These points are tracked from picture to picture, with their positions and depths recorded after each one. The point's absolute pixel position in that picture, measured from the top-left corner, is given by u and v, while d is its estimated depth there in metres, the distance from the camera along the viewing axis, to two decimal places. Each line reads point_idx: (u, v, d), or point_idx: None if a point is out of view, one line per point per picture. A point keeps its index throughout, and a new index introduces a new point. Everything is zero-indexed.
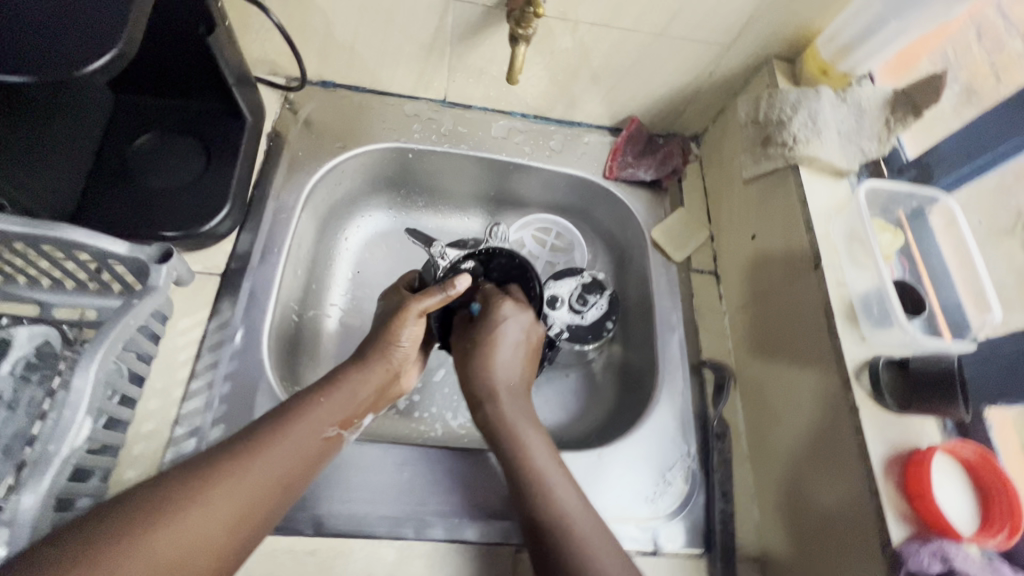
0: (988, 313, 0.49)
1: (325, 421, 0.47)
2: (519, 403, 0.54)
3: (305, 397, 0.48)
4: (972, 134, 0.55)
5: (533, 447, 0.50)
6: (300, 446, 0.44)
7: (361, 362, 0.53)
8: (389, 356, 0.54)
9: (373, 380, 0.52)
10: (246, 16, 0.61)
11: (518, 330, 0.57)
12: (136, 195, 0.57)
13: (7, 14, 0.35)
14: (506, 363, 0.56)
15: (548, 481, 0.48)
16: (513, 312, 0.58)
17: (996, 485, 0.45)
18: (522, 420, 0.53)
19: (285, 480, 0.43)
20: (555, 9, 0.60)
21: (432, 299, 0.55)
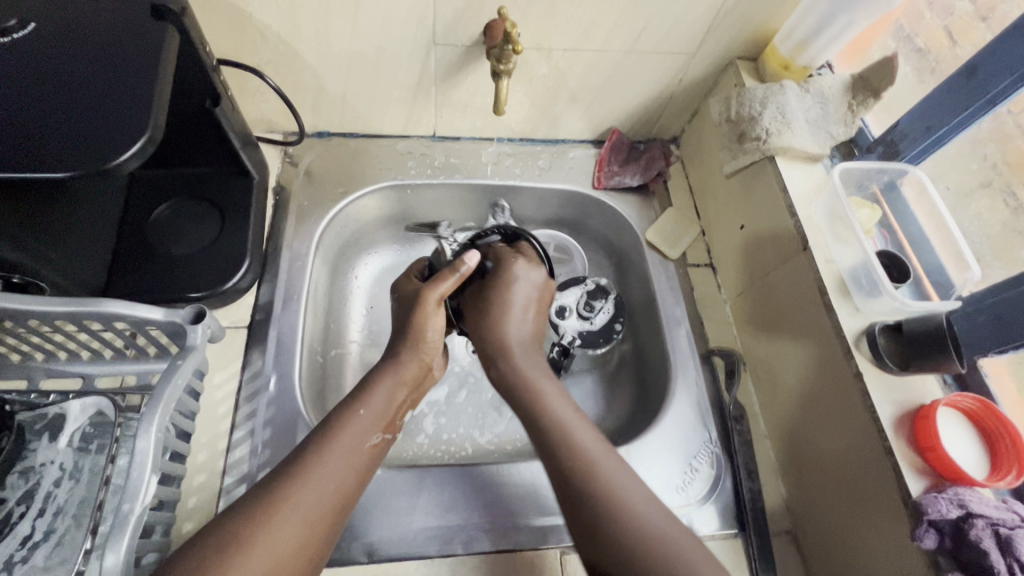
0: (968, 272, 0.54)
1: (370, 429, 0.49)
2: (532, 359, 0.56)
3: (345, 409, 0.50)
4: (928, 109, 0.60)
5: (554, 403, 0.51)
6: (351, 457, 0.47)
7: (394, 362, 0.55)
8: (421, 347, 0.56)
9: (407, 379, 0.54)
10: (243, 82, 0.65)
11: (531, 283, 0.58)
12: (160, 262, 0.60)
13: (45, 119, 0.38)
14: (519, 322, 0.57)
15: (575, 436, 0.48)
16: (525, 271, 0.58)
17: (998, 427, 0.48)
18: (541, 379, 0.54)
19: (343, 492, 0.45)
20: (530, 40, 0.64)
21: (448, 282, 0.57)
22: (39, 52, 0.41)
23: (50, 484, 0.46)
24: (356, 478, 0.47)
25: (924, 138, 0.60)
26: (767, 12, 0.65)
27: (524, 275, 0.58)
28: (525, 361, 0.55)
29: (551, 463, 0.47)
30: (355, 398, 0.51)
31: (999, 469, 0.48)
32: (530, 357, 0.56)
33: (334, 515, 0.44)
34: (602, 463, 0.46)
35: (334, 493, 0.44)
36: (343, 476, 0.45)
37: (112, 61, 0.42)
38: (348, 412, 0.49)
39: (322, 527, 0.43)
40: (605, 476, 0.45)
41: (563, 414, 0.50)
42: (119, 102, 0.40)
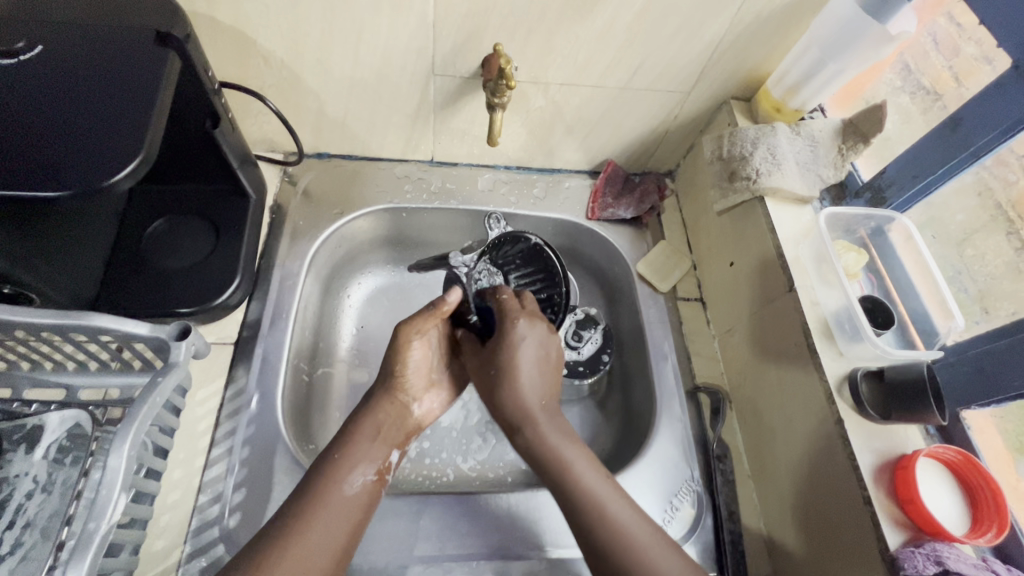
0: (952, 321, 0.55)
1: (353, 471, 0.49)
2: (555, 423, 0.52)
3: (325, 458, 0.50)
4: (914, 159, 0.61)
5: (581, 469, 0.49)
6: (338, 510, 0.47)
7: (369, 404, 0.54)
8: (394, 389, 0.56)
9: (386, 420, 0.54)
10: (247, 104, 0.67)
11: (538, 343, 0.54)
12: (153, 277, 0.61)
13: (46, 139, 0.39)
14: (533, 384, 0.52)
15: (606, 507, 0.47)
16: (528, 330, 0.54)
17: (980, 481, 0.48)
18: (565, 442, 0.51)
19: (336, 553, 0.45)
20: (526, 74, 0.66)
21: (422, 317, 0.54)
22: (44, 73, 0.42)
23: (22, 496, 0.46)
24: (348, 524, 0.47)
25: (911, 186, 0.61)
26: (760, 56, 0.66)
27: (527, 331, 0.54)
28: (547, 424, 0.51)
29: (590, 540, 0.46)
30: (336, 443, 0.51)
31: (979, 526, 0.47)
32: (554, 419, 0.52)
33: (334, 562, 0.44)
34: (644, 538, 0.45)
35: (328, 546, 0.44)
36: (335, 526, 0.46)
37: (114, 84, 0.43)
38: (325, 461, 0.49)
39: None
40: (647, 560, 0.44)
41: (594, 483, 0.48)
42: (117, 122, 0.41)
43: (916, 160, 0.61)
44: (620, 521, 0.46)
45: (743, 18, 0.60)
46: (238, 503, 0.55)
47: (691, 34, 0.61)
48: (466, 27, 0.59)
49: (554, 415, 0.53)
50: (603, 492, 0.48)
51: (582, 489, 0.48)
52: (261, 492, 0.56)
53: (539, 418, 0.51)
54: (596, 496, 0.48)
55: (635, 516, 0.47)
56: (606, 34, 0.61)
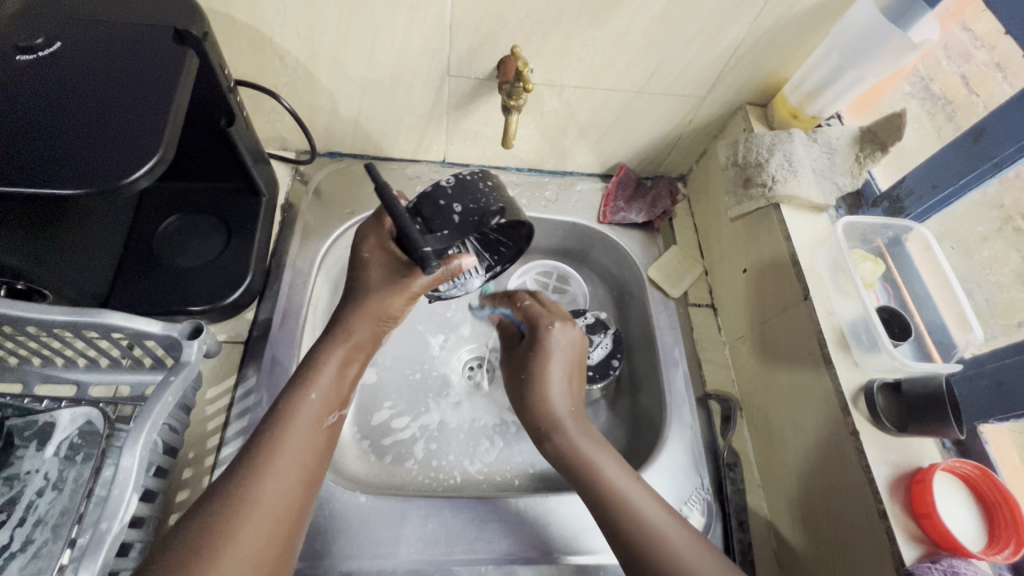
0: (970, 333, 0.54)
1: (321, 408, 0.49)
2: (582, 426, 0.54)
3: (292, 394, 0.48)
4: (933, 168, 0.61)
5: (609, 470, 0.50)
6: (306, 442, 0.47)
7: (343, 331, 0.51)
8: (379, 319, 0.53)
9: (355, 347, 0.52)
10: (260, 102, 0.67)
11: (570, 349, 0.57)
12: (164, 274, 0.61)
13: (63, 136, 0.39)
14: (562, 394, 0.55)
15: (602, 468, 0.50)
16: (561, 335, 0.57)
17: (997, 495, 0.48)
18: (593, 446, 0.52)
19: (304, 478, 0.46)
20: (541, 77, 0.65)
21: (429, 278, 0.52)
22: (64, 68, 0.42)
23: (33, 493, 0.46)
24: (316, 457, 0.47)
25: (930, 196, 0.61)
26: (777, 62, 0.66)
27: (561, 331, 0.57)
28: (577, 432, 0.53)
29: (611, 528, 0.48)
30: (303, 378, 0.49)
31: (996, 542, 0.47)
32: (583, 425, 0.54)
33: (303, 491, 0.45)
34: (628, 486, 0.49)
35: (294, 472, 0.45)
36: (302, 457, 0.46)
37: (133, 81, 0.43)
38: (297, 394, 0.48)
39: (295, 500, 0.45)
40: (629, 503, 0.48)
41: (616, 475, 0.50)
42: (134, 119, 0.41)
43: (936, 169, 0.60)
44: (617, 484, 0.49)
45: (762, 23, 0.60)
46: None
47: (709, 38, 0.61)
48: (483, 28, 0.58)
49: (582, 418, 0.55)
50: (613, 470, 0.50)
51: (622, 501, 0.48)
52: None
53: (567, 423, 0.54)
54: (618, 488, 0.49)
55: (671, 520, 0.47)
56: (624, 37, 0.60)
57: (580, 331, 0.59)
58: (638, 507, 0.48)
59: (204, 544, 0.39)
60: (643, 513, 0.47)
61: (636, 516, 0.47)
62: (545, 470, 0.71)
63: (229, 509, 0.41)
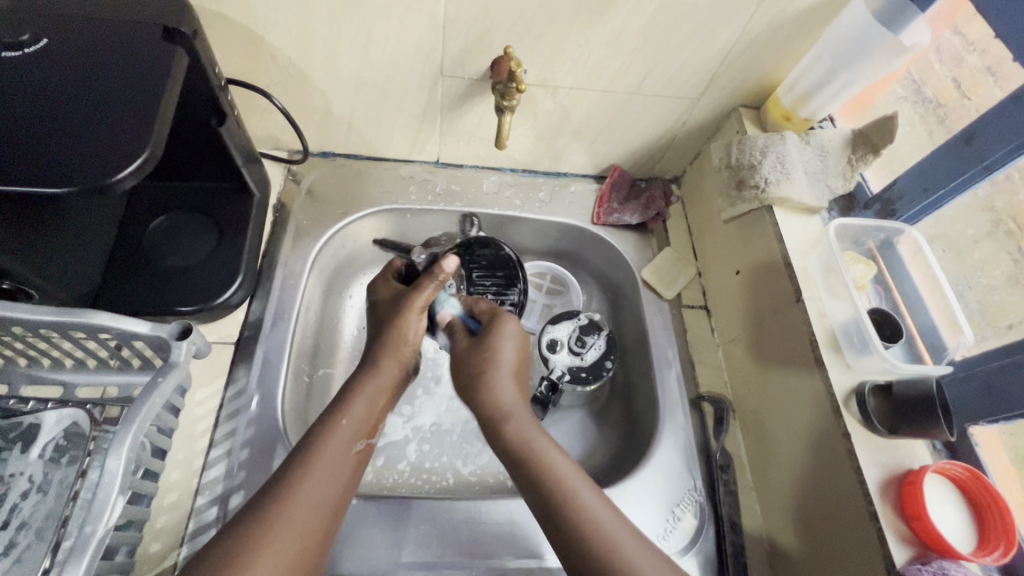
0: (961, 336, 0.55)
1: (352, 435, 0.51)
2: (524, 420, 0.55)
3: (325, 421, 0.51)
4: (926, 171, 0.61)
5: (557, 460, 0.51)
6: (335, 465, 0.48)
7: (373, 367, 0.57)
8: (400, 351, 0.59)
9: (385, 384, 0.56)
10: (252, 101, 0.66)
11: (514, 349, 0.60)
12: (154, 274, 0.60)
13: (49, 135, 0.39)
14: (509, 388, 0.57)
15: (548, 462, 0.51)
16: (506, 333, 0.61)
17: (987, 498, 0.48)
18: (546, 445, 0.52)
19: (335, 501, 0.47)
20: (535, 77, 0.65)
21: (427, 290, 0.60)
22: (51, 66, 0.42)
23: (17, 496, 0.46)
24: (346, 482, 0.49)
25: (920, 200, 0.61)
26: (770, 65, 0.66)
27: (507, 335, 0.61)
28: (520, 426, 0.54)
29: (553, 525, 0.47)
30: (337, 408, 0.52)
31: (986, 544, 0.47)
32: (527, 418, 0.55)
33: (331, 515, 0.46)
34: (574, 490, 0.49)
35: (322, 496, 0.46)
36: (331, 481, 0.47)
37: (121, 80, 0.42)
38: (330, 422, 0.51)
39: (322, 524, 0.45)
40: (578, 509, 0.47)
41: (564, 470, 0.50)
42: (122, 116, 0.41)
43: (926, 172, 0.61)
44: (563, 483, 0.49)
45: (754, 26, 0.60)
46: (237, 506, 0.54)
47: (702, 41, 0.61)
48: (476, 28, 0.58)
49: (527, 415, 0.56)
50: (570, 482, 0.49)
51: (572, 498, 0.48)
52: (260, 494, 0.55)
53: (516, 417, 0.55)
54: (560, 482, 0.49)
55: (615, 519, 0.47)
56: (618, 38, 0.60)
57: (524, 329, 0.63)
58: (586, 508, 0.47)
59: (226, 560, 0.40)
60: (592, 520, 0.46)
61: (581, 513, 0.47)
62: None
63: (261, 522, 0.43)
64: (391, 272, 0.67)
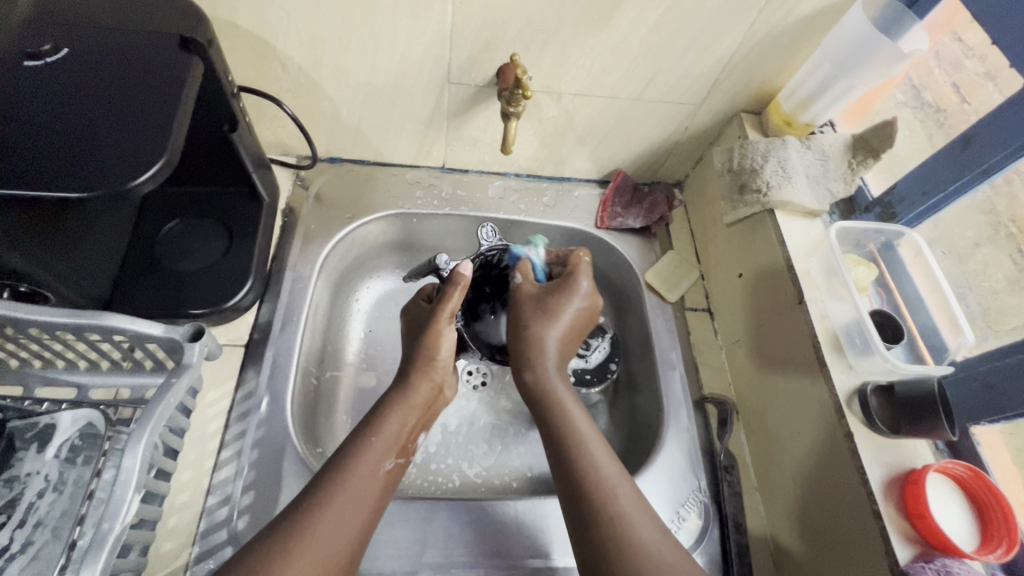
0: (962, 336, 0.56)
1: (383, 455, 0.51)
2: (565, 380, 0.56)
3: (357, 440, 0.51)
4: (924, 175, 0.62)
5: (578, 421, 0.53)
6: (364, 486, 0.48)
7: (405, 388, 0.57)
8: (431, 369, 0.58)
9: (415, 404, 0.56)
10: (262, 107, 0.67)
11: (579, 309, 0.58)
12: (166, 277, 0.61)
13: (69, 142, 0.40)
14: (558, 338, 0.57)
15: (574, 423, 0.52)
16: (585, 291, 0.59)
17: (989, 496, 0.48)
18: (575, 408, 0.54)
19: (363, 524, 0.47)
20: (540, 84, 0.66)
21: (454, 300, 0.59)
22: (72, 76, 0.43)
23: (33, 495, 0.47)
24: (370, 505, 0.48)
25: (921, 202, 0.62)
26: (770, 72, 0.67)
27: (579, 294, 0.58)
28: (558, 383, 0.55)
29: (570, 478, 0.49)
30: (365, 428, 0.53)
31: (988, 542, 0.48)
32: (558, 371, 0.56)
33: (356, 542, 0.46)
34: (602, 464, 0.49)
35: (355, 518, 0.47)
36: (359, 505, 0.47)
37: (139, 88, 0.44)
38: (362, 440, 0.51)
39: (348, 549, 0.46)
40: (601, 479, 0.48)
41: (587, 436, 0.52)
42: (141, 124, 0.42)
43: (927, 175, 0.62)
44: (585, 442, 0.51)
45: (755, 33, 0.61)
46: (246, 506, 0.55)
47: (705, 47, 0.62)
48: (482, 36, 0.59)
49: (564, 375, 0.57)
50: (591, 441, 0.51)
51: (586, 460, 0.49)
52: (270, 495, 0.56)
53: (551, 368, 0.55)
54: (582, 441, 0.51)
55: (630, 493, 0.48)
56: (621, 46, 0.61)
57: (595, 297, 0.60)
58: (604, 479, 0.48)
59: None
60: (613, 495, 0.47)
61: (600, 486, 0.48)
62: (543, 474, 0.71)
63: (282, 545, 0.43)
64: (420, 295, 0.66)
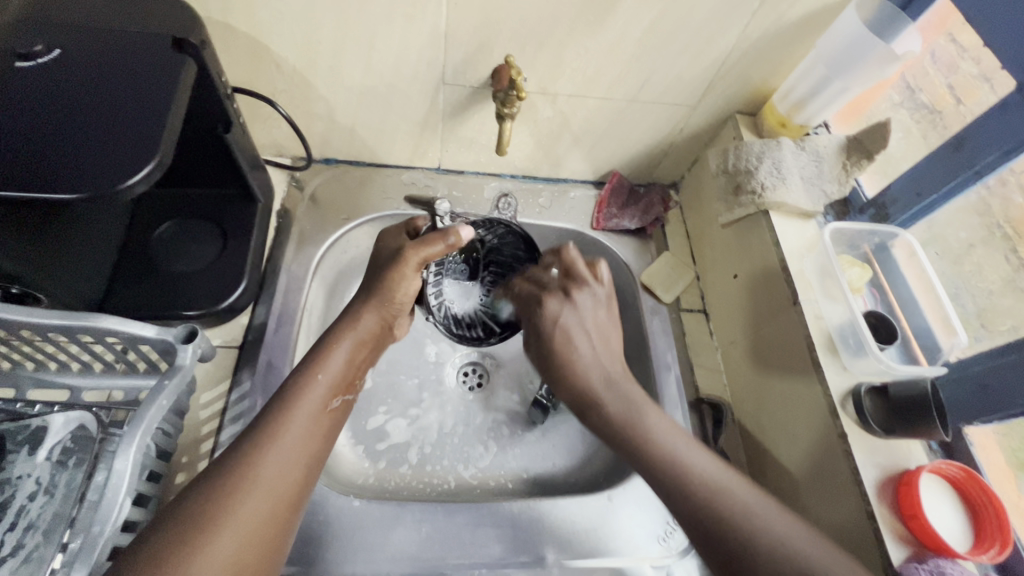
0: (955, 337, 0.56)
1: (327, 389, 0.50)
2: (635, 390, 0.51)
3: (302, 374, 0.50)
4: (917, 177, 0.62)
5: (679, 448, 0.47)
6: (309, 421, 0.47)
7: (352, 319, 0.56)
8: (383, 305, 0.57)
9: (363, 336, 0.56)
10: (256, 108, 0.67)
11: (593, 306, 0.55)
12: (160, 279, 0.61)
13: (60, 143, 0.40)
14: (599, 354, 0.53)
15: (672, 450, 0.47)
16: (577, 296, 0.55)
17: (983, 498, 0.48)
18: (665, 432, 0.48)
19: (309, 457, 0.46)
20: (535, 86, 0.66)
21: (433, 250, 0.55)
22: (63, 76, 0.43)
23: (24, 498, 0.46)
24: (320, 439, 0.48)
25: (915, 203, 0.63)
26: (765, 73, 0.67)
27: (569, 303, 0.55)
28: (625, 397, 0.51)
29: (699, 524, 0.44)
30: (313, 361, 0.51)
31: (982, 543, 0.48)
32: (620, 392, 0.51)
33: (305, 475, 0.46)
34: (730, 495, 0.45)
35: (299, 450, 0.46)
36: (306, 440, 0.47)
37: (132, 88, 0.44)
38: (306, 374, 0.50)
39: (296, 482, 0.45)
40: (738, 514, 0.43)
41: (693, 461, 0.47)
42: (132, 123, 0.42)
43: (920, 177, 0.62)
44: (693, 471, 0.46)
45: (749, 35, 0.61)
46: None
47: (699, 49, 0.62)
48: (477, 38, 0.59)
49: (634, 385, 0.52)
50: (702, 467, 0.46)
51: (713, 501, 0.44)
52: None
53: (627, 393, 0.51)
54: (687, 469, 0.46)
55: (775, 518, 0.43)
56: (616, 47, 0.61)
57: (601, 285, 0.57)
58: (746, 516, 0.43)
59: (179, 541, 0.38)
60: (760, 530, 0.42)
61: (744, 528, 0.43)
62: (539, 475, 0.71)
63: (230, 482, 0.41)
64: (409, 224, 0.61)
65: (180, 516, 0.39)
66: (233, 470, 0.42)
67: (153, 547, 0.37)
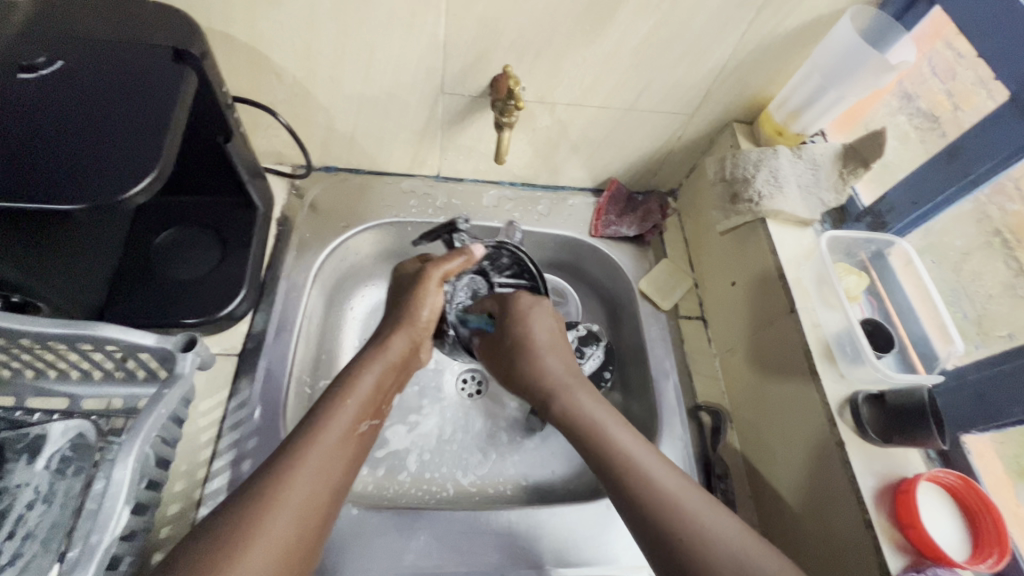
0: (952, 344, 0.56)
1: (357, 416, 0.50)
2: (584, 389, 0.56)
3: (331, 399, 0.50)
4: (913, 186, 0.63)
5: (631, 449, 0.49)
6: (337, 447, 0.47)
7: (382, 343, 0.56)
8: (412, 326, 0.58)
9: (392, 361, 0.55)
10: (256, 117, 0.68)
11: (544, 320, 0.61)
12: (160, 287, 0.61)
13: (62, 155, 0.40)
14: (551, 360, 0.58)
15: (623, 448, 0.49)
16: (533, 305, 0.62)
17: (981, 507, 0.48)
18: (623, 435, 0.51)
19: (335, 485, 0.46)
20: (533, 95, 0.67)
21: (452, 264, 0.60)
22: (65, 88, 0.43)
23: (23, 506, 0.46)
24: (347, 466, 0.47)
25: (910, 212, 0.63)
26: (762, 82, 0.67)
27: (535, 309, 0.61)
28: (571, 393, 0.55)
29: (664, 541, 0.44)
30: (342, 386, 0.51)
31: (980, 551, 0.48)
32: (581, 389, 0.56)
33: (330, 503, 0.45)
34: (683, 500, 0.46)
35: (325, 478, 0.45)
36: (333, 468, 0.46)
37: (134, 100, 0.44)
38: (336, 399, 0.50)
39: (322, 511, 0.44)
40: (696, 524, 0.44)
41: (647, 465, 0.48)
42: (131, 136, 0.42)
43: (916, 185, 0.62)
44: (648, 473, 0.47)
45: (746, 45, 0.62)
46: None
47: (696, 58, 0.63)
48: (476, 48, 0.60)
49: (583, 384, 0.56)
50: (649, 464, 0.48)
51: (672, 512, 0.45)
52: None
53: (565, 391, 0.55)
54: (642, 469, 0.48)
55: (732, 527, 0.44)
56: (613, 57, 0.62)
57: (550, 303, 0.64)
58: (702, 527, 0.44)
59: (201, 564, 0.37)
60: (719, 543, 0.43)
61: (703, 542, 0.43)
62: (538, 483, 0.71)
63: (261, 503, 0.41)
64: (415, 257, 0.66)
65: (200, 542, 0.39)
66: (260, 493, 0.42)
67: (172, 572, 0.37)
